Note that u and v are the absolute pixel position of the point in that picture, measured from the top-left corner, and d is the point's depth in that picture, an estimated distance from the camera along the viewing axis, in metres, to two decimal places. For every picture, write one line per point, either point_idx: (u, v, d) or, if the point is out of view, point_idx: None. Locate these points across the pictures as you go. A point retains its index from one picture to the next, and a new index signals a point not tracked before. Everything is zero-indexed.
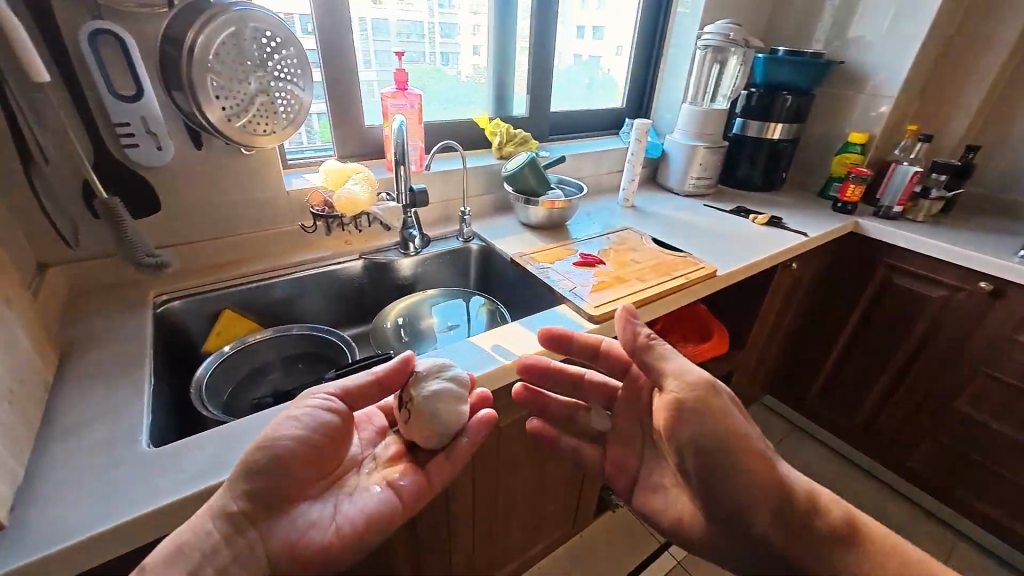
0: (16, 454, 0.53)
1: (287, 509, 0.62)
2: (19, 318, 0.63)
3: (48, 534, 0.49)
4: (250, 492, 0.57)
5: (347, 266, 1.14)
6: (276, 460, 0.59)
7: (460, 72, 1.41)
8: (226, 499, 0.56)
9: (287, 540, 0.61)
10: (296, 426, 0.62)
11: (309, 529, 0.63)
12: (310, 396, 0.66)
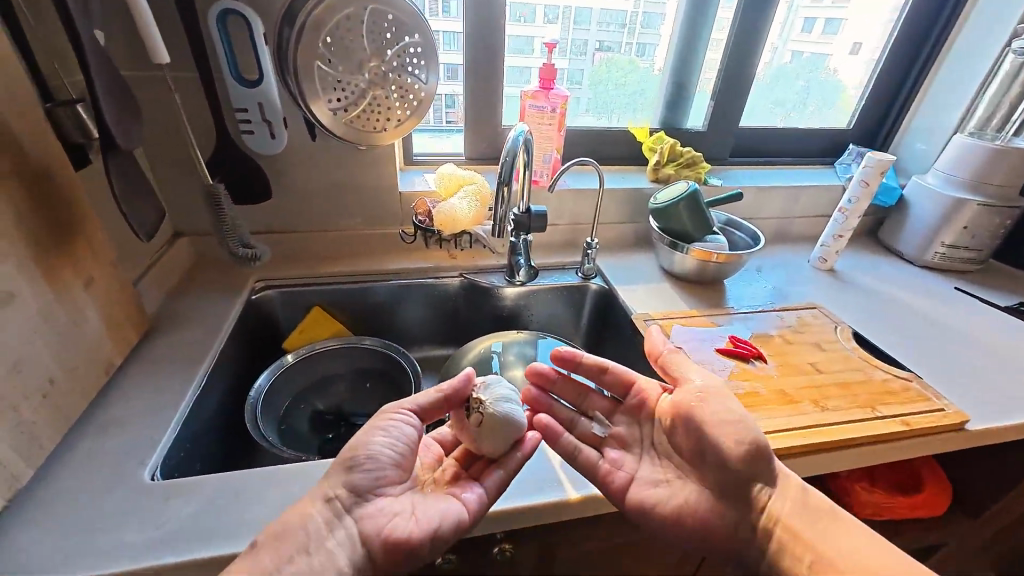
0: (31, 453, 0.51)
1: (372, 494, 0.53)
2: (100, 299, 0.63)
3: (6, 565, 0.44)
4: (353, 481, 0.52)
5: (444, 284, 1.01)
6: (374, 457, 0.54)
7: (656, 65, 1.14)
8: (328, 483, 0.51)
9: (381, 527, 0.51)
10: (382, 441, 0.55)
11: (395, 519, 0.52)
12: (391, 405, 0.59)
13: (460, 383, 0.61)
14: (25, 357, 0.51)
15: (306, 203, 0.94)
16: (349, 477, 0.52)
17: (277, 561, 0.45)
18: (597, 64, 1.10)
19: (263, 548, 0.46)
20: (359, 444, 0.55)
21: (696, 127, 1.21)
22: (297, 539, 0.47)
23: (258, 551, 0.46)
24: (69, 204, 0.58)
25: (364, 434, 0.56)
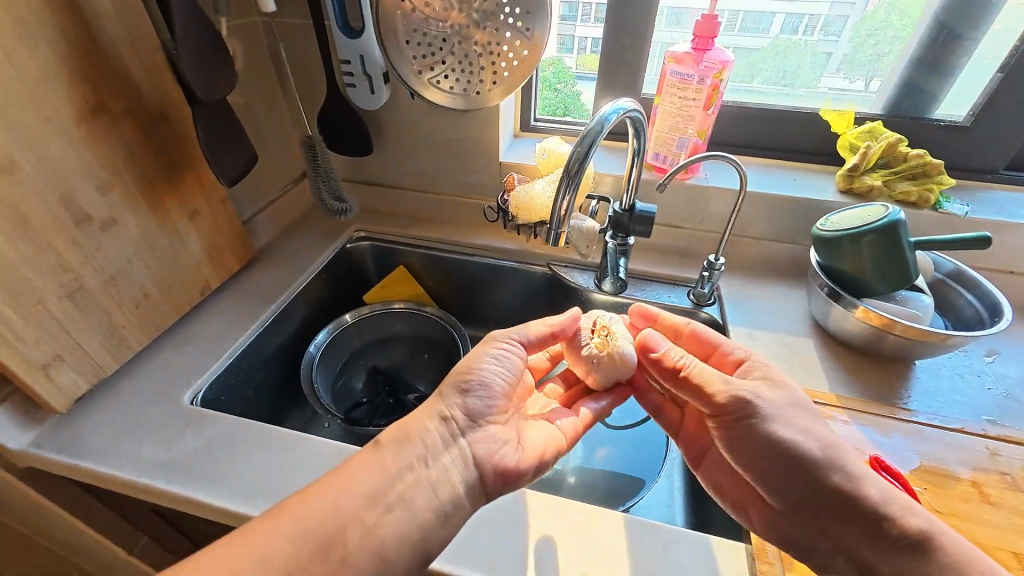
0: (119, 353, 0.62)
1: (481, 420, 0.51)
2: (205, 231, 0.72)
3: (72, 441, 0.56)
4: (467, 404, 0.51)
5: (528, 271, 0.91)
6: (485, 383, 0.52)
7: (929, 10, 0.75)
8: (443, 403, 0.50)
9: (492, 456, 0.50)
10: (495, 364, 0.54)
11: (504, 448, 0.51)
12: (499, 333, 0.56)
13: (570, 321, 0.60)
14: (122, 274, 0.61)
15: (408, 159, 0.93)
16: (462, 401, 0.51)
17: (397, 467, 0.46)
18: (872, 8, 0.76)
19: (387, 449, 0.47)
20: (471, 368, 0.53)
21: (953, 119, 0.80)
22: (414, 449, 0.47)
23: (381, 451, 0.47)
24: (182, 146, 0.65)
25: (475, 358, 0.54)
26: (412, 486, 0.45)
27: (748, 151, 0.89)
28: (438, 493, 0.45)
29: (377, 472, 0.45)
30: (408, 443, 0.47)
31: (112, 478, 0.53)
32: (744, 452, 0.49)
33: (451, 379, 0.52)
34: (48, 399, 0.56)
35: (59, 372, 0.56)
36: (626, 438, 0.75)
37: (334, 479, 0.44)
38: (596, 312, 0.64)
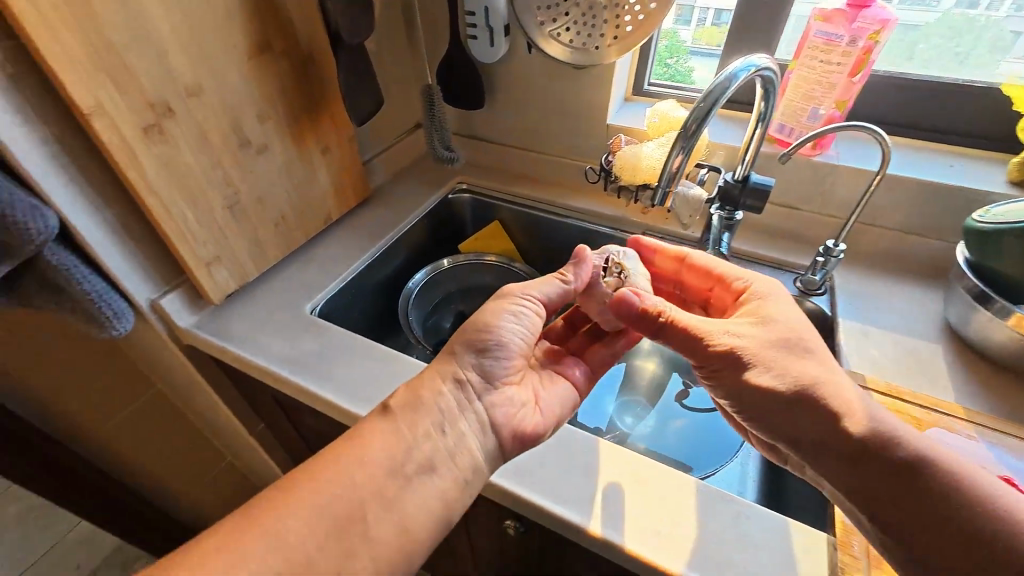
0: (259, 263, 0.72)
1: (499, 382, 0.50)
2: (333, 167, 0.80)
3: (221, 328, 0.67)
4: (483, 365, 0.49)
5: (621, 238, 0.90)
6: (502, 344, 0.50)
7: None
8: (457, 364, 0.48)
9: (510, 420, 0.50)
10: (514, 318, 0.51)
11: (523, 410, 0.50)
12: (516, 288, 0.53)
13: (582, 266, 0.57)
14: (268, 196, 0.70)
15: (516, 116, 0.95)
16: (478, 361, 0.49)
17: (415, 435, 0.43)
18: None
19: (400, 416, 0.44)
20: (491, 327, 0.50)
21: None
22: (433, 414, 0.45)
23: (397, 418, 0.44)
24: (323, 85, 0.72)
25: (492, 315, 0.51)
26: (434, 457, 0.43)
27: (895, 130, 0.79)
28: (458, 461, 0.44)
29: (396, 440, 0.43)
30: (425, 407, 0.45)
31: (249, 362, 0.63)
32: (732, 395, 0.47)
33: (467, 340, 0.49)
34: (207, 292, 0.67)
35: (216, 271, 0.67)
36: (703, 416, 0.73)
37: (352, 448, 0.41)
38: (608, 247, 0.63)
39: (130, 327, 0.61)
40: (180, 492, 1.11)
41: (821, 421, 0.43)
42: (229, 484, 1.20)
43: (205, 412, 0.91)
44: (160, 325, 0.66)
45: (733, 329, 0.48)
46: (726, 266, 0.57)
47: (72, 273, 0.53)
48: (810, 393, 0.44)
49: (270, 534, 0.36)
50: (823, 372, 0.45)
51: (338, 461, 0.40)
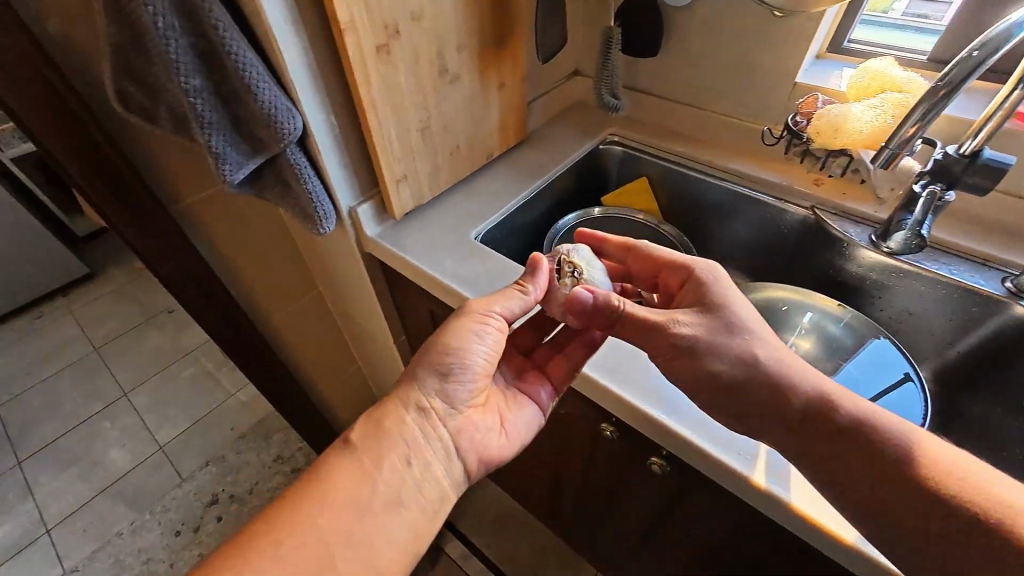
0: (433, 187, 0.78)
1: (460, 406, 0.63)
2: (505, 103, 0.83)
3: (400, 240, 0.75)
4: (445, 390, 0.61)
5: (784, 210, 0.83)
6: (463, 366, 0.61)
7: None
8: (421, 395, 0.60)
9: (470, 442, 0.64)
10: (477, 338, 0.60)
11: (484, 434, 0.65)
12: (475, 307, 0.61)
13: (538, 273, 0.63)
14: (451, 124, 0.75)
15: (688, 67, 0.90)
16: (442, 385, 0.61)
17: (378, 467, 0.55)
18: None
19: (362, 451, 0.56)
20: (450, 354, 0.60)
21: None
22: (397, 446, 0.57)
23: (359, 452, 0.56)
24: (515, 19, 0.74)
25: (456, 339, 0.60)
26: (400, 489, 0.55)
27: None
28: (425, 488, 0.57)
29: (361, 474, 0.54)
30: (393, 440, 0.57)
31: (424, 274, 0.71)
32: (683, 380, 0.53)
33: (432, 368, 0.60)
34: (392, 206, 0.74)
35: (402, 189, 0.74)
36: None
37: (322, 484, 0.52)
38: (560, 245, 0.68)
39: (332, 227, 0.72)
40: (325, 384, 1.30)
41: (775, 391, 0.49)
42: (360, 385, 1.38)
43: (361, 316, 1.03)
44: (354, 233, 0.75)
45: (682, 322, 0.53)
46: (667, 252, 0.64)
47: (301, 173, 0.64)
48: (755, 374, 0.50)
49: (261, 560, 0.46)
50: (766, 350, 0.51)
51: (315, 494, 0.51)
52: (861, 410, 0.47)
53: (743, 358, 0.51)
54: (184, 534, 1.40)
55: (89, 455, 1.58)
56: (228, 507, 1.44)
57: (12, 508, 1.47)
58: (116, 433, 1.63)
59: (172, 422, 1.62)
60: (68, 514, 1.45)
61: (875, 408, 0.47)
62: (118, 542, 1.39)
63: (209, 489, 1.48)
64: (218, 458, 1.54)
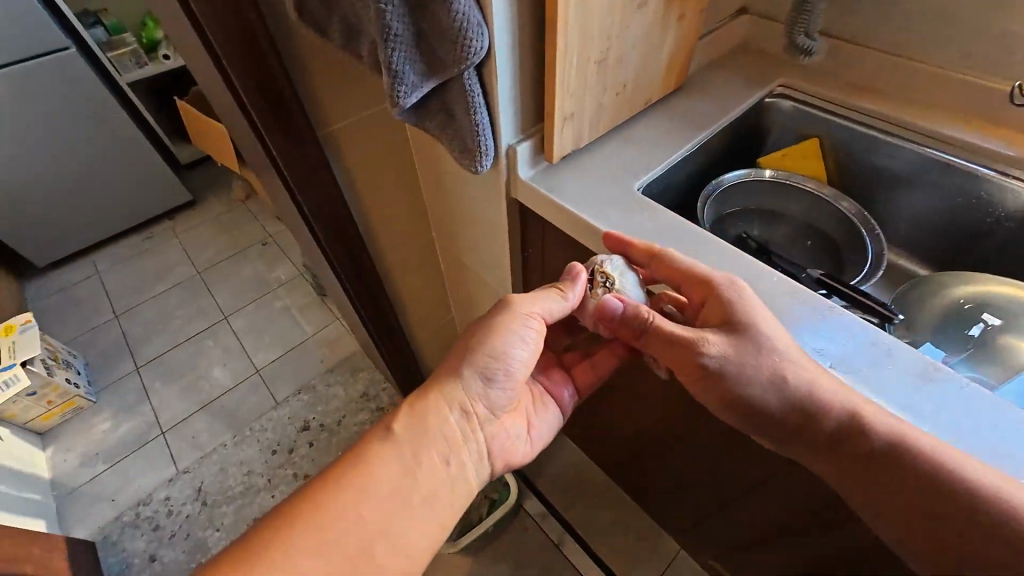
0: (593, 130, 0.70)
1: (498, 410, 0.68)
2: (680, 38, 0.72)
3: (556, 186, 0.68)
4: (489, 392, 0.66)
5: (1006, 188, 0.69)
6: (506, 373, 0.65)
7: None
8: (463, 397, 0.64)
9: (500, 447, 0.71)
10: (524, 346, 0.64)
11: (513, 439, 0.73)
12: (523, 307, 0.63)
13: (577, 282, 0.62)
14: (628, 57, 0.66)
15: (904, 0, 0.74)
16: (486, 388, 0.65)
17: (417, 460, 0.58)
18: None
19: (401, 441, 0.58)
20: (496, 361, 0.64)
21: None
22: (436, 442, 0.60)
23: (398, 442, 0.58)
24: None
25: (504, 343, 0.63)
26: (437, 485, 0.59)
27: None
28: (457, 487, 0.61)
29: (399, 465, 0.57)
30: (429, 436, 0.60)
31: (584, 224, 0.64)
32: (710, 397, 0.56)
33: (479, 369, 0.63)
34: (552, 146, 0.67)
35: (567, 128, 0.66)
36: None
37: (362, 472, 0.55)
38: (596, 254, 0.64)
39: (488, 166, 0.66)
40: (421, 329, 1.30)
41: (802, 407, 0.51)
42: (451, 332, 1.38)
43: (476, 266, 0.99)
44: (505, 172, 0.69)
45: (715, 338, 0.54)
46: (697, 264, 0.58)
47: (473, 100, 0.57)
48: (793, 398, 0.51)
49: (305, 541, 0.49)
50: (799, 373, 0.51)
51: (355, 484, 0.54)
52: (891, 427, 0.47)
53: (775, 377, 0.52)
54: (279, 454, 1.46)
55: (194, 371, 1.69)
56: (319, 435, 1.50)
57: (131, 409, 1.61)
58: (217, 353, 1.74)
59: (267, 349, 1.74)
60: (178, 421, 1.57)
61: (901, 422, 0.47)
62: (222, 453, 1.48)
63: (302, 416, 1.54)
64: (309, 388, 1.61)
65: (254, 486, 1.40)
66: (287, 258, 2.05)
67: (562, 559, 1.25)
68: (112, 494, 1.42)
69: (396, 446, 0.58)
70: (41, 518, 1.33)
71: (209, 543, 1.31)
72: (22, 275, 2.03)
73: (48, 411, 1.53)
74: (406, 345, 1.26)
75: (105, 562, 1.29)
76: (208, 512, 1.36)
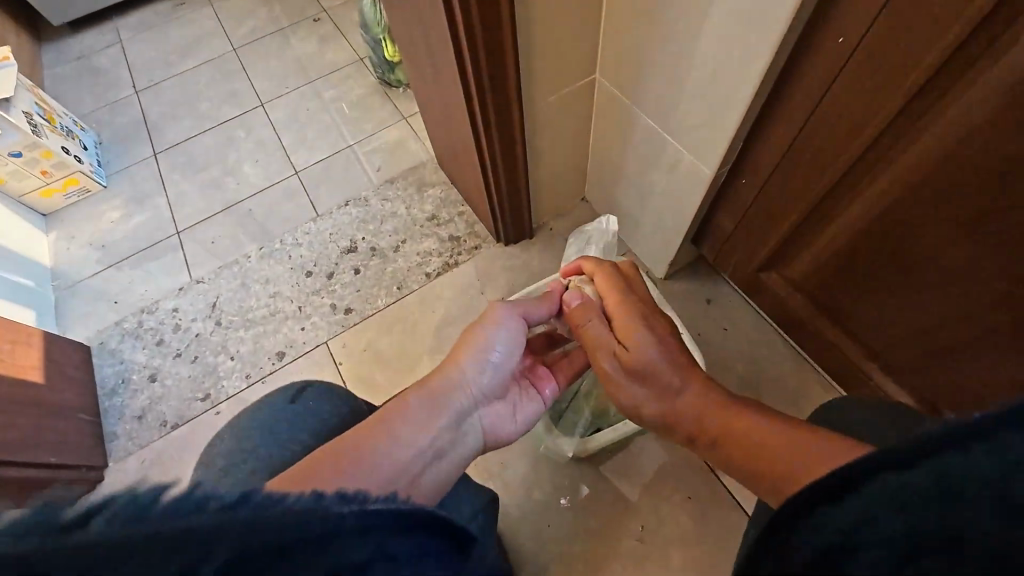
0: None
1: (492, 397, 0.55)
2: None
3: None
4: (485, 379, 0.54)
5: None
6: (503, 358, 0.56)
7: None
8: (467, 377, 0.53)
9: (494, 426, 0.55)
10: (514, 341, 0.57)
11: (504, 419, 0.56)
12: (514, 303, 0.59)
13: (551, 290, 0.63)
14: None
15: None
16: (485, 373, 0.54)
17: (429, 428, 0.48)
18: None
19: (413, 405, 0.49)
20: (493, 346, 0.55)
21: None
22: (446, 411, 0.50)
23: (408, 407, 0.48)
24: None
25: (497, 330, 0.56)
26: (440, 454, 0.48)
27: None
28: (456, 459, 0.49)
29: (416, 427, 0.47)
30: (444, 407, 0.50)
31: None
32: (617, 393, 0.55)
33: (477, 356, 0.54)
34: None
35: None
36: None
37: (374, 428, 0.45)
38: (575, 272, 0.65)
39: None
40: (543, 71, 0.75)
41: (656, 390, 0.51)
42: (589, 93, 0.82)
43: None
44: None
45: (616, 345, 0.54)
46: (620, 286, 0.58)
47: None
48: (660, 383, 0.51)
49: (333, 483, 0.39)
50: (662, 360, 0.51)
51: (375, 439, 0.44)
52: (728, 409, 0.47)
53: (644, 373, 0.51)
54: (315, 278, 1.06)
55: (220, 165, 1.29)
56: (369, 261, 1.07)
57: (144, 200, 1.26)
58: (250, 146, 1.31)
59: (311, 146, 1.28)
60: (198, 222, 1.20)
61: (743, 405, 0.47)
62: (245, 266, 1.10)
63: (347, 235, 1.11)
64: (360, 201, 1.16)
65: (280, 313, 1.03)
66: (344, 37, 1.49)
67: (720, 489, 0.81)
68: (115, 294, 1.12)
69: (412, 411, 0.48)
70: (31, 309, 1.06)
71: (220, 372, 0.98)
72: (41, 36, 1.65)
73: (45, 185, 1.20)
74: (517, 90, 0.73)
75: (100, 371, 1.02)
76: (221, 335, 1.02)
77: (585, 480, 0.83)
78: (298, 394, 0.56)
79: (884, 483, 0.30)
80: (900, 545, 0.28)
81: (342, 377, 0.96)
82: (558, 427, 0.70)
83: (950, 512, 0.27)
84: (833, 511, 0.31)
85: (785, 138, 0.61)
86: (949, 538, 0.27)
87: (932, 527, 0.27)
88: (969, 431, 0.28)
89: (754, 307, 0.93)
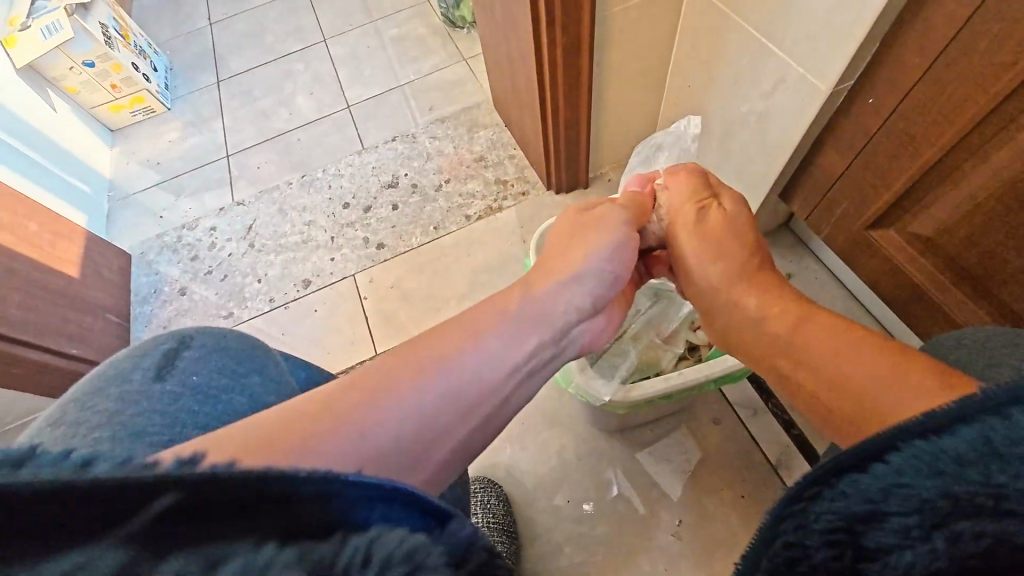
0: None
1: (589, 318, 0.43)
2: None
3: None
4: (576, 309, 0.42)
5: None
6: (594, 278, 0.43)
7: None
8: (550, 301, 0.40)
9: (591, 339, 0.45)
10: (601, 275, 0.44)
11: (599, 338, 0.45)
12: (591, 238, 0.46)
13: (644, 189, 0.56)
14: None
15: None
16: (572, 301, 0.42)
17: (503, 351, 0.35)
18: None
19: (485, 319, 0.36)
20: (574, 276, 0.43)
21: None
22: (532, 331, 0.38)
23: (466, 325, 0.35)
24: None
25: (581, 257, 0.44)
26: (530, 377, 0.37)
27: None
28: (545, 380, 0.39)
29: (485, 346, 0.35)
30: (525, 330, 0.38)
31: None
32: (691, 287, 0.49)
33: (556, 285, 0.41)
34: None
35: None
36: None
37: (432, 348, 0.33)
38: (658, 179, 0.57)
39: None
40: None
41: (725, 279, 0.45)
42: (677, 11, 0.70)
43: None
44: None
45: (702, 233, 0.48)
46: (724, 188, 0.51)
47: None
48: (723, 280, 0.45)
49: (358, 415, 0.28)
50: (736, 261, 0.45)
51: (426, 362, 0.32)
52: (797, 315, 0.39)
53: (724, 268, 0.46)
54: (351, 210, 1.01)
55: (276, 95, 1.27)
56: (408, 197, 1.00)
57: (202, 124, 1.26)
58: (306, 79, 1.28)
59: (366, 82, 1.23)
60: (245, 148, 1.19)
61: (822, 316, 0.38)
62: (285, 192, 1.07)
63: (389, 170, 1.05)
64: (408, 138, 1.09)
65: (312, 241, 0.99)
66: None
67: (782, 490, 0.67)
68: (162, 210, 1.12)
69: (491, 331, 0.36)
70: (83, 214, 1.08)
71: (246, 294, 0.95)
72: None
73: (114, 100, 1.22)
74: None
75: (136, 280, 1.01)
76: (252, 257, 0.99)
77: (618, 456, 0.72)
78: (169, 366, 0.39)
79: (917, 446, 0.25)
80: (933, 509, 0.23)
81: (365, 310, 0.90)
82: (596, 368, 0.59)
83: (985, 472, 0.23)
84: (857, 477, 0.26)
85: (947, 34, 0.45)
86: (987, 498, 0.22)
87: (969, 489, 0.23)
88: (1002, 397, 0.24)
89: (841, 281, 0.78)
